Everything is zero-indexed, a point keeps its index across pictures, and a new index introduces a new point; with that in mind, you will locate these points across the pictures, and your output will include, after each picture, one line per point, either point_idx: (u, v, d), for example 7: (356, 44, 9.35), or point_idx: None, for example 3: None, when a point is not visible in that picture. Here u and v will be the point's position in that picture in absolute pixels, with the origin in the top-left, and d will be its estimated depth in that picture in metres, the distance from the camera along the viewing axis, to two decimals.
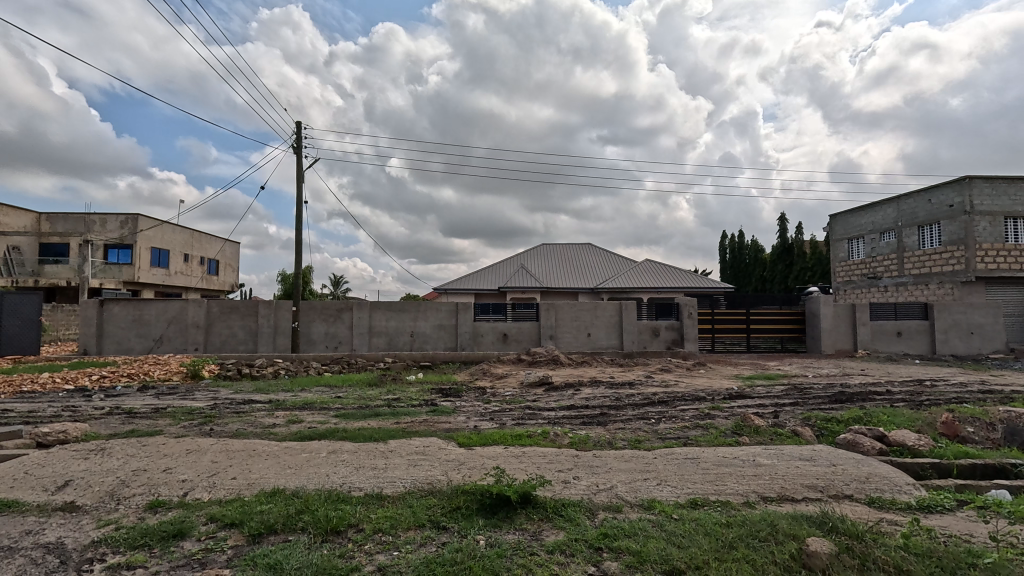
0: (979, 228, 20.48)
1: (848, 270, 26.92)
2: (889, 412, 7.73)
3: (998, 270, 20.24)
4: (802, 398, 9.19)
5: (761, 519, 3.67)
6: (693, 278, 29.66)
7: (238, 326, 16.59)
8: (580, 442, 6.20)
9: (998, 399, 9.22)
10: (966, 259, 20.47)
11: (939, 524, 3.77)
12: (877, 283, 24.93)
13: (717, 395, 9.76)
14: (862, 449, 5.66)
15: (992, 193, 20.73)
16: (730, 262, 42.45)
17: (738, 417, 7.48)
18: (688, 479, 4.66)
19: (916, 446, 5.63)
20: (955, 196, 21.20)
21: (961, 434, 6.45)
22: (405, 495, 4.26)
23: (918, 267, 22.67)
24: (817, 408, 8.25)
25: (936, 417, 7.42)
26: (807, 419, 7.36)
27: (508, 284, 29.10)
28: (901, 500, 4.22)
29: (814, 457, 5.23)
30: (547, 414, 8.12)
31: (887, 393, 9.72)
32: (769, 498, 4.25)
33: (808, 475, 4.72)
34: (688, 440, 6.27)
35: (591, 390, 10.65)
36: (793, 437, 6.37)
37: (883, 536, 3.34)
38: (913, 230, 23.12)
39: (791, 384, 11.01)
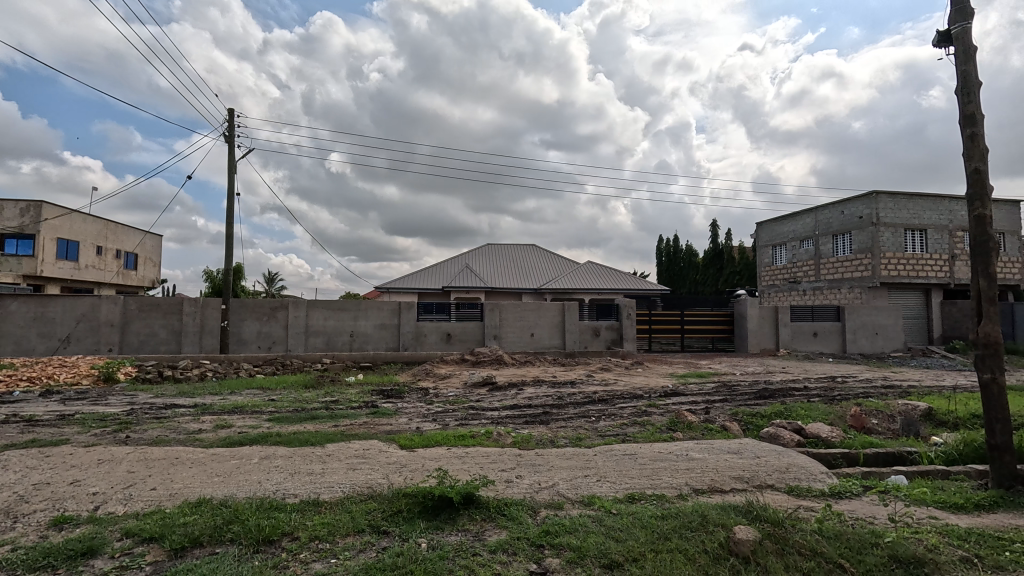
0: (884, 239, 22.55)
1: (772, 274, 28.80)
2: (807, 406, 8.36)
3: (898, 277, 22.39)
4: (729, 395, 9.77)
5: (693, 511, 3.86)
6: (632, 279, 30.68)
7: (160, 326, 15.42)
8: (522, 440, 6.28)
9: (897, 393, 10.26)
10: (872, 266, 22.50)
11: (848, 508, 4.13)
12: (798, 288, 26.87)
13: (653, 392, 10.18)
14: (781, 441, 6.13)
15: (894, 206, 22.89)
16: (666, 265, 44.32)
17: (672, 413, 7.83)
18: (626, 475, 4.82)
19: (828, 437, 6.14)
20: (864, 208, 23.23)
21: (866, 425, 7.10)
22: (343, 500, 4.13)
23: (832, 272, 24.67)
24: (743, 403, 8.82)
25: (846, 410, 8.14)
26: (735, 414, 7.84)
27: (452, 283, 28.91)
28: (815, 487, 4.58)
29: (740, 450, 5.58)
30: (490, 413, 8.15)
31: (805, 389, 10.53)
32: (700, 490, 4.48)
33: (736, 467, 5.02)
34: (626, 436, 6.51)
35: (534, 389, 10.78)
36: (723, 431, 6.76)
37: (799, 521, 3.63)
38: (829, 238, 25.06)
39: (720, 382, 11.68)
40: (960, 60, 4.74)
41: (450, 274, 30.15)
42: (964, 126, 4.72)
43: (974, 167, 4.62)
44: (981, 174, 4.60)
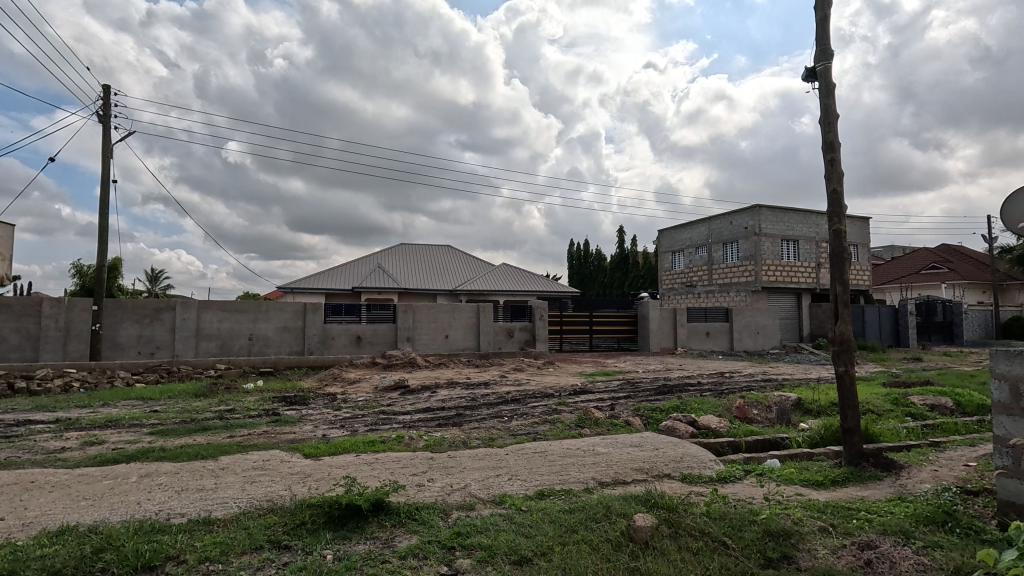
0: (765, 248, 25.20)
1: (671, 278, 31.00)
2: (699, 400, 9.12)
3: (775, 282, 25.12)
4: (633, 391, 10.40)
5: (598, 503, 4.06)
6: (545, 281, 31.54)
7: (10, 330, 13.28)
8: (435, 443, 6.22)
9: (773, 385, 11.53)
10: (755, 272, 25.05)
11: (731, 491, 4.57)
12: (693, 291, 29.18)
13: (563, 391, 10.55)
14: (677, 433, 6.64)
15: (773, 219, 25.66)
16: (576, 267, 46.10)
17: (580, 410, 8.18)
18: (536, 472, 4.96)
19: (717, 428, 6.74)
20: (748, 220, 25.79)
21: (748, 416, 7.90)
22: (239, 517, 3.84)
23: (722, 277, 27.09)
24: (644, 399, 9.43)
25: (732, 402, 9.00)
26: (637, 409, 8.36)
27: (363, 284, 27.90)
28: (705, 474, 5.02)
29: (641, 443, 5.96)
30: (402, 417, 7.98)
31: (698, 384, 11.49)
32: (605, 482, 4.73)
33: (637, 459, 5.36)
34: (537, 435, 6.69)
35: (448, 391, 10.73)
36: (626, 426, 7.18)
37: (690, 506, 3.96)
38: (720, 246, 27.50)
39: (625, 380, 12.37)
40: (823, 93, 5.44)
41: (361, 274, 29.06)
42: (825, 152, 5.43)
43: (833, 188, 5.33)
44: (838, 194, 5.31)
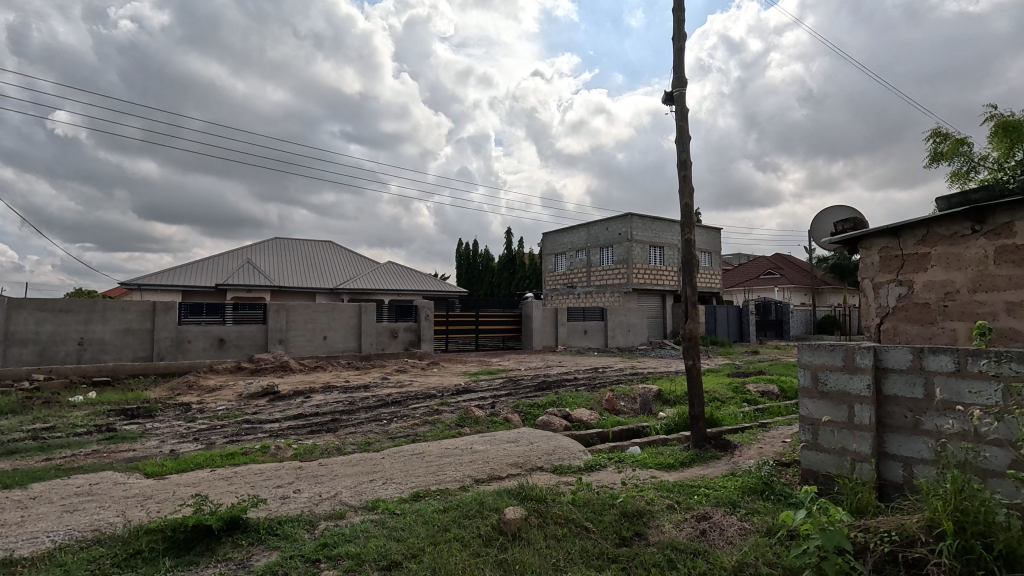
0: (635, 253, 27.48)
1: (554, 279, 32.44)
2: (574, 395, 9.68)
3: (644, 284, 27.52)
4: (514, 389, 10.72)
5: (471, 500, 4.13)
6: (432, 281, 31.21)
7: None
8: (305, 452, 5.85)
9: (639, 378, 12.66)
10: (627, 275, 27.22)
11: (595, 478, 4.94)
12: (573, 292, 30.84)
13: (446, 390, 10.54)
14: (553, 427, 6.99)
15: (643, 227, 28.07)
16: (464, 267, 46.26)
17: (461, 410, 8.24)
18: (412, 474, 4.90)
19: (588, 420, 7.22)
20: (622, 227, 27.93)
21: (616, 407, 8.57)
22: (55, 553, 3.27)
23: (599, 279, 28.99)
24: (524, 396, 9.78)
25: (603, 395, 9.69)
26: (516, 406, 8.65)
27: (229, 281, 25.27)
28: (574, 464, 5.35)
29: (517, 438, 6.18)
30: (269, 426, 7.38)
31: (574, 379, 12.19)
32: (480, 479, 4.83)
33: (512, 454, 5.55)
34: (416, 436, 6.61)
35: (324, 396, 10.15)
36: (505, 423, 7.39)
37: (558, 495, 4.20)
38: (597, 250, 29.38)
39: (507, 377, 12.72)
40: (678, 116, 6.08)
41: (226, 270, 26.31)
42: (680, 169, 6.07)
43: (685, 201, 5.99)
44: (689, 207, 5.98)
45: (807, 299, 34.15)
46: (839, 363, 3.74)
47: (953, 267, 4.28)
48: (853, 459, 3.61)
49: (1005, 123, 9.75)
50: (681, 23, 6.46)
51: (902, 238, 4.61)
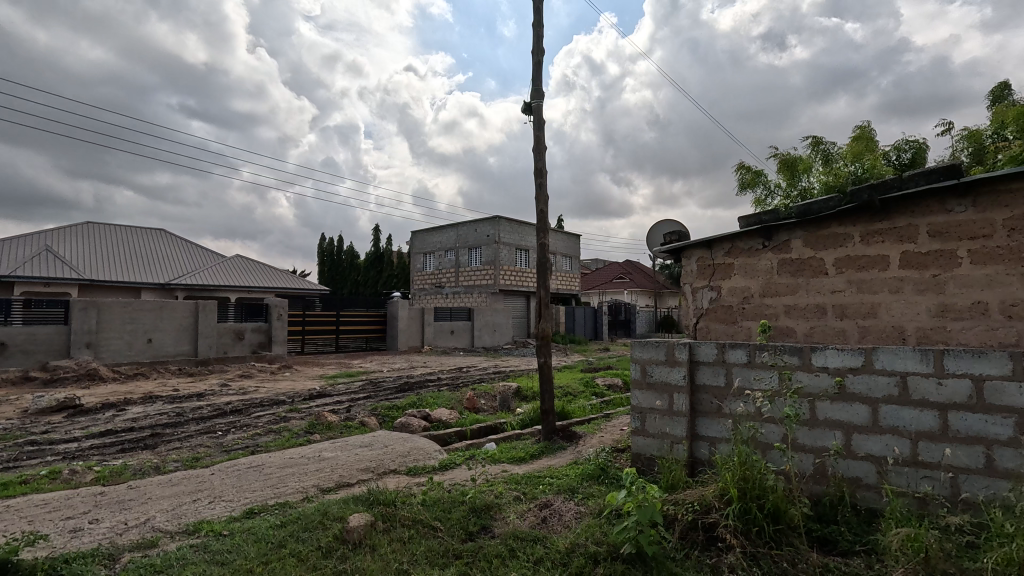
0: (502, 255, 28.31)
1: (422, 279, 31.99)
2: (435, 395, 9.64)
3: (510, 285, 28.49)
4: (373, 391, 10.35)
5: (313, 511, 3.88)
6: (288, 278, 28.79)
7: None
8: (112, 474, 4.98)
9: (501, 377, 13.07)
10: (494, 276, 27.93)
11: (448, 477, 4.96)
12: (442, 292, 30.73)
13: (297, 396, 9.80)
14: (410, 429, 6.89)
15: (510, 230, 29.02)
16: (326, 264, 43.48)
17: (312, 415, 7.72)
18: (246, 489, 4.45)
19: (447, 420, 7.24)
20: (490, 229, 28.58)
21: (476, 405, 8.74)
22: None
23: (467, 280, 29.29)
24: (383, 398, 9.49)
25: (464, 394, 9.81)
26: (374, 409, 8.35)
27: (17, 272, 20.59)
28: (428, 464, 5.33)
29: (371, 442, 5.96)
30: (65, 447, 6.15)
31: (437, 379, 12.16)
32: (326, 488, 4.55)
33: (363, 459, 5.34)
34: (257, 447, 6.03)
35: (144, 407, 8.76)
36: (360, 427, 7.10)
37: (408, 497, 4.15)
38: (466, 251, 29.65)
39: (367, 380, 12.21)
40: (536, 126, 6.40)
41: (14, 259, 21.41)
42: (536, 176, 6.39)
43: (541, 208, 6.32)
44: (544, 214, 6.32)
45: (651, 301, 38.26)
46: (661, 358, 4.22)
47: (749, 275, 5.12)
48: (671, 442, 4.10)
49: (786, 160, 12.09)
50: (539, 38, 6.81)
51: (714, 249, 5.37)
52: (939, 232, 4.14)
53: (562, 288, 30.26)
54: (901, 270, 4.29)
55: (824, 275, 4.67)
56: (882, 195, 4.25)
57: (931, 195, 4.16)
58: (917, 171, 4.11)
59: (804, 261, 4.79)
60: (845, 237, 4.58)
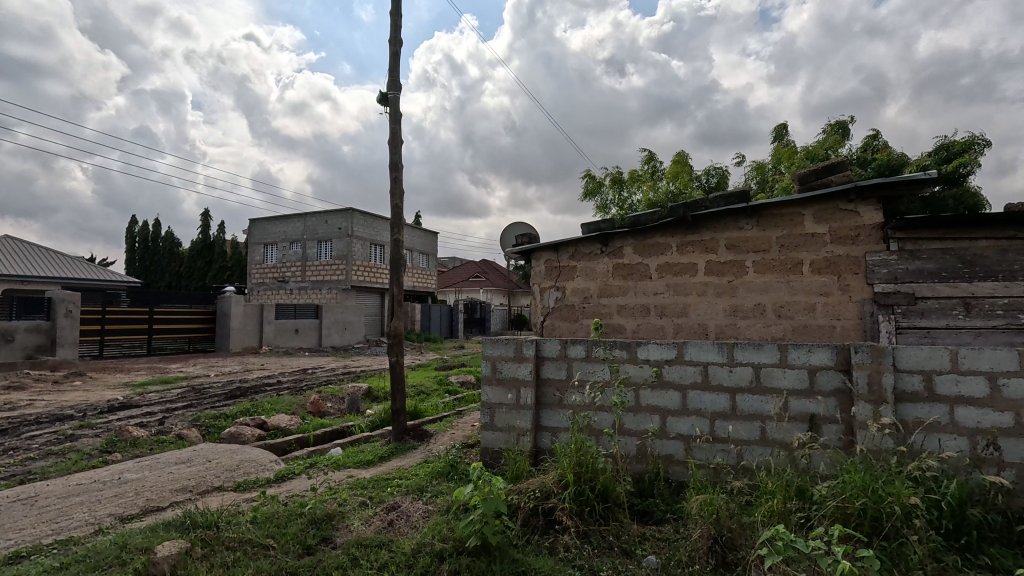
0: (355, 249, 26.93)
1: (261, 272, 28.87)
2: (273, 400, 8.78)
3: (363, 282, 27.24)
4: (197, 399, 9.06)
5: (108, 545, 3.25)
6: (82, 266, 23.78)
7: None
8: None
9: (350, 378, 12.42)
10: (346, 272, 26.44)
11: (285, 489, 4.55)
12: (285, 287, 28.12)
13: (92, 409, 8.13)
14: (242, 439, 6.17)
15: (364, 224, 27.72)
16: (137, 251, 36.91)
17: (112, 431, 6.47)
18: (10, 530, 3.56)
19: (286, 427, 6.65)
20: (343, 221, 26.99)
21: (321, 409, 8.17)
22: None
23: (315, 275, 27.27)
24: (209, 407, 8.36)
25: (308, 398, 9.10)
26: (196, 419, 7.31)
27: None
28: (262, 477, 4.82)
29: (190, 458, 5.21)
30: None
31: (277, 383, 11.09)
32: (127, 516, 3.85)
33: (180, 478, 4.64)
34: (29, 475, 4.86)
35: None
36: (177, 441, 6.16)
37: (235, 516, 3.71)
38: (314, 244, 27.55)
39: (189, 386, 10.63)
40: (391, 118, 6.20)
41: None
42: (391, 170, 6.19)
43: (396, 203, 6.14)
44: (399, 209, 6.15)
45: (505, 300, 39.69)
46: (510, 355, 4.38)
47: (589, 277, 5.59)
48: (517, 434, 4.29)
49: (616, 177, 13.74)
50: (398, 28, 6.62)
51: (560, 252, 5.75)
52: (735, 245, 4.98)
53: (418, 286, 29.83)
54: (707, 276, 5.07)
55: (649, 279, 5.31)
56: (694, 212, 4.98)
57: (729, 215, 4.98)
58: (719, 194, 4.89)
59: (634, 266, 5.38)
60: (665, 246, 5.26)
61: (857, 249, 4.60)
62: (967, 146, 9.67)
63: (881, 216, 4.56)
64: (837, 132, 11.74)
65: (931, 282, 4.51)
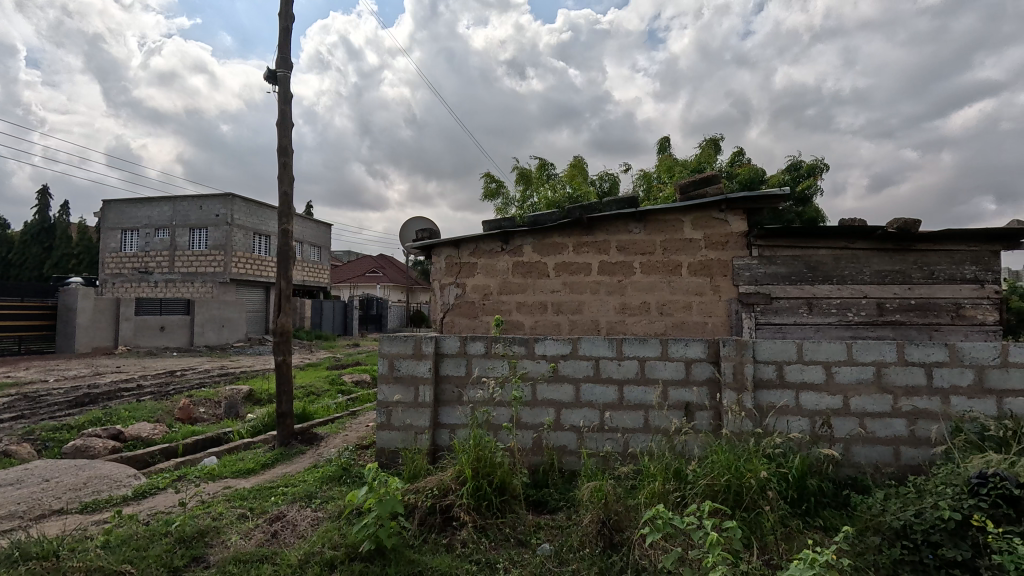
0: (236, 239, 24.56)
1: (117, 262, 25.20)
2: (132, 407, 7.71)
3: (245, 275, 24.94)
4: (29, 409, 7.66)
5: None
6: None
7: None
8: None
9: (228, 380, 11.31)
10: (224, 263, 24.02)
11: (146, 507, 4.02)
12: (148, 279, 24.84)
13: None
14: (91, 453, 5.35)
15: (246, 211, 25.37)
16: None
17: None
18: None
19: (149, 436, 5.89)
20: (221, 208, 24.48)
21: (192, 415, 7.34)
22: None
23: (186, 266, 24.43)
24: (46, 418, 7.11)
25: (175, 403, 8.11)
26: (29, 433, 6.18)
27: None
28: (117, 495, 4.21)
29: (20, 479, 4.40)
30: None
31: (137, 388, 9.75)
32: None
33: (5, 504, 3.90)
34: None
35: None
36: (2, 460, 5.17)
37: (81, 542, 3.20)
38: (185, 231, 24.64)
39: (18, 395, 8.95)
40: (281, 98, 5.74)
41: None
42: (280, 155, 5.74)
43: (284, 191, 5.71)
44: (288, 197, 5.73)
45: (403, 296, 38.69)
46: (409, 352, 4.27)
47: (490, 274, 5.64)
48: (415, 433, 4.20)
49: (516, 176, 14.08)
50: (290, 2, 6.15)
51: (461, 248, 5.73)
52: (625, 247, 5.33)
53: (309, 280, 28.00)
54: (600, 275, 5.36)
55: (547, 277, 5.49)
56: (589, 214, 5.23)
57: (620, 218, 5.31)
58: (612, 198, 5.20)
59: (533, 264, 5.53)
60: (562, 246, 5.47)
61: (727, 254, 5.16)
62: (812, 169, 11.28)
63: (746, 225, 5.15)
64: (711, 147, 13.05)
65: (784, 284, 5.18)
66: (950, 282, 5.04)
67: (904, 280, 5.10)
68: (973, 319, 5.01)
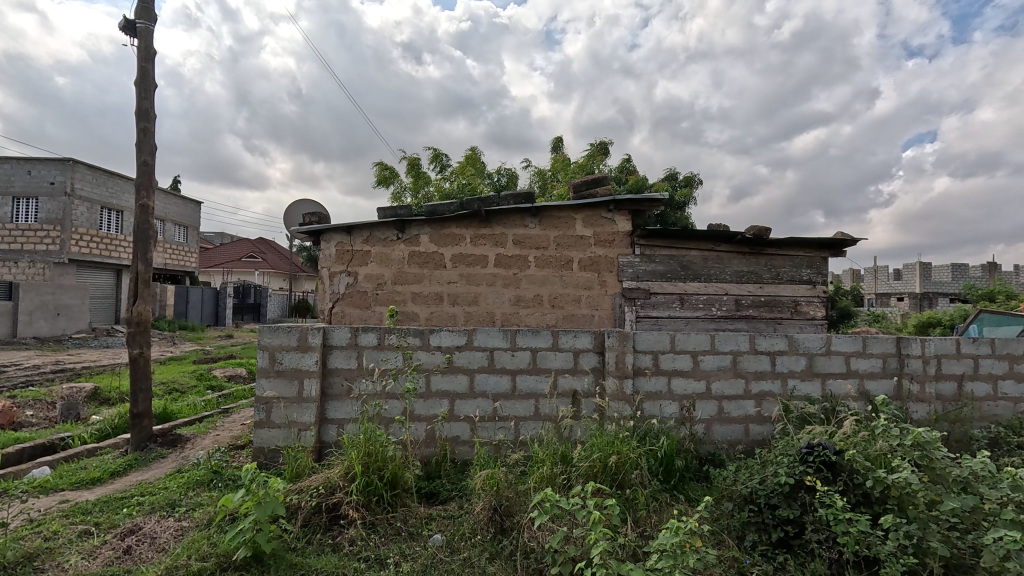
0: (77, 212, 20.98)
1: None
2: None
3: (89, 255, 21.43)
4: None
5: None
6: None
7: None
8: None
9: (64, 376, 9.67)
10: (61, 240, 20.42)
11: None
12: None
13: None
14: None
15: (92, 180, 21.75)
16: None
17: None
18: None
19: None
20: (57, 174, 20.75)
21: (15, 420, 6.18)
22: None
23: (6, 241, 20.34)
24: None
25: None
26: None
27: None
28: None
29: None
30: None
31: None
32: None
33: None
34: None
35: None
36: None
37: None
38: (6, 200, 20.50)
39: None
40: (139, 54, 4.99)
41: None
42: (138, 118, 5.00)
43: (143, 160, 4.99)
44: (148, 168, 5.03)
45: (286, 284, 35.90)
46: (293, 344, 3.99)
47: (383, 263, 5.46)
48: (298, 429, 3.94)
49: (410, 164, 13.71)
50: None
51: (353, 235, 5.46)
52: (520, 241, 5.46)
53: (173, 264, 24.85)
54: (495, 268, 5.45)
55: (443, 269, 5.45)
56: (487, 207, 5.27)
57: (516, 212, 5.43)
58: (509, 193, 5.29)
59: (430, 255, 5.46)
60: (459, 237, 5.46)
61: (613, 251, 5.53)
62: (688, 180, 12.46)
63: (631, 226, 5.55)
64: (601, 150, 13.83)
65: (661, 281, 5.66)
66: (791, 282, 5.89)
67: (757, 280, 5.86)
68: (807, 314, 5.90)
